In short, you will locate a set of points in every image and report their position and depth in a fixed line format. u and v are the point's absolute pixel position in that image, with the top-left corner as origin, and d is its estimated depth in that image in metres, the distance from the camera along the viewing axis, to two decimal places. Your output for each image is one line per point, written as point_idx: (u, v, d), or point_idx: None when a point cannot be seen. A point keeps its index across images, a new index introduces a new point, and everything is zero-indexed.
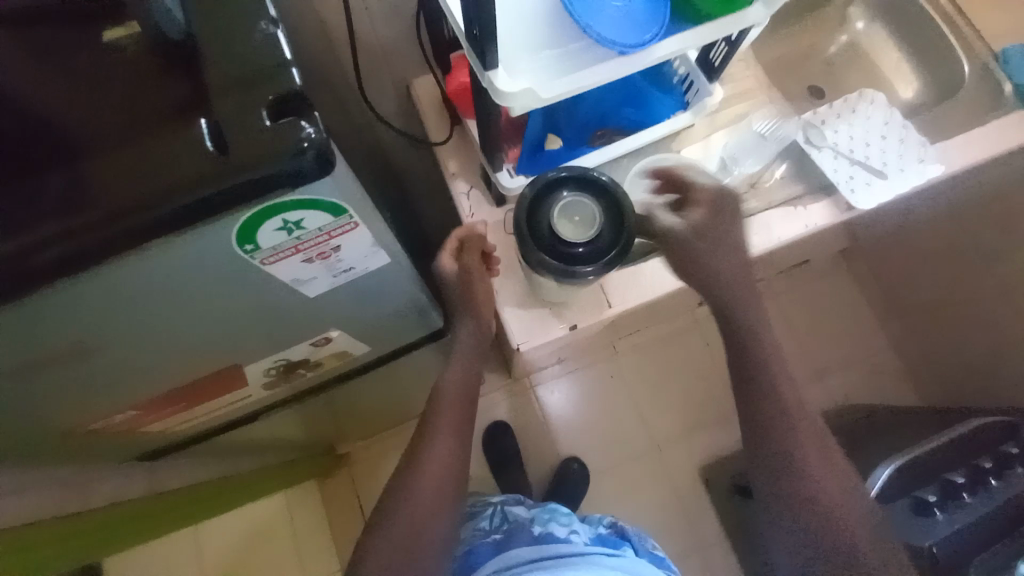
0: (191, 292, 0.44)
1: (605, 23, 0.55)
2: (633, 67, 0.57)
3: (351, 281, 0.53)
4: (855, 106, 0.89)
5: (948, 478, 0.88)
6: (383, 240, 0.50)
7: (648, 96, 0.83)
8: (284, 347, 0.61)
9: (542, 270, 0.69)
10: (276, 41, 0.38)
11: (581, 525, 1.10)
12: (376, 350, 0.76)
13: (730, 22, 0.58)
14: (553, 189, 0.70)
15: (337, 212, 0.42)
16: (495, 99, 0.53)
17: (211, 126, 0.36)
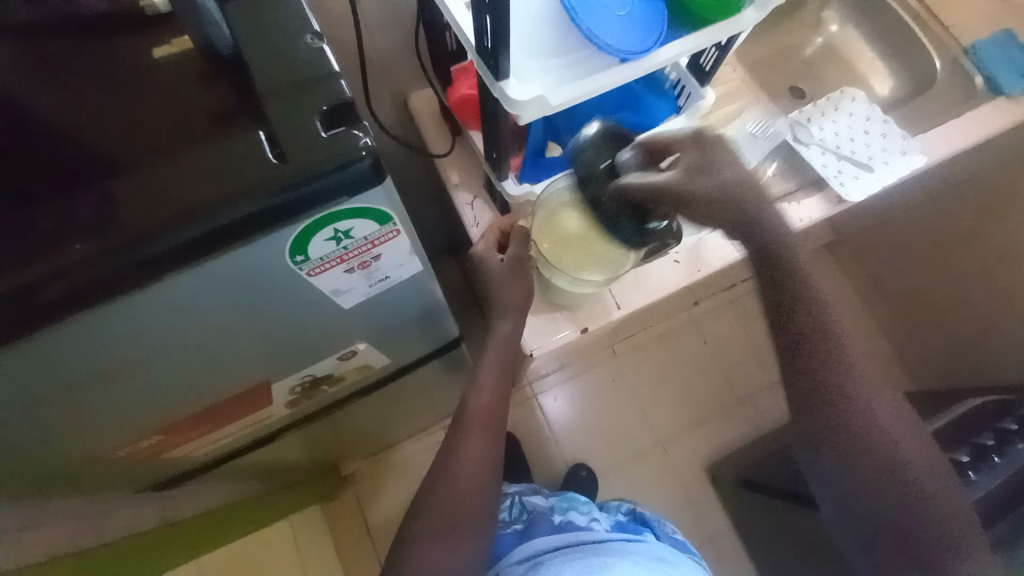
0: (233, 308, 0.45)
1: (608, 29, 0.57)
2: (636, 73, 0.58)
3: (384, 289, 0.54)
4: (839, 103, 0.93)
5: (954, 457, 0.91)
6: (418, 248, 0.51)
7: (643, 99, 0.83)
8: (311, 361, 0.61)
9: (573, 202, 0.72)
10: (322, 53, 0.39)
11: (600, 512, 1.13)
12: (395, 361, 0.77)
13: (724, 26, 0.61)
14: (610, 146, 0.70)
15: (382, 219, 0.43)
16: (507, 108, 0.54)
17: (268, 137, 0.38)
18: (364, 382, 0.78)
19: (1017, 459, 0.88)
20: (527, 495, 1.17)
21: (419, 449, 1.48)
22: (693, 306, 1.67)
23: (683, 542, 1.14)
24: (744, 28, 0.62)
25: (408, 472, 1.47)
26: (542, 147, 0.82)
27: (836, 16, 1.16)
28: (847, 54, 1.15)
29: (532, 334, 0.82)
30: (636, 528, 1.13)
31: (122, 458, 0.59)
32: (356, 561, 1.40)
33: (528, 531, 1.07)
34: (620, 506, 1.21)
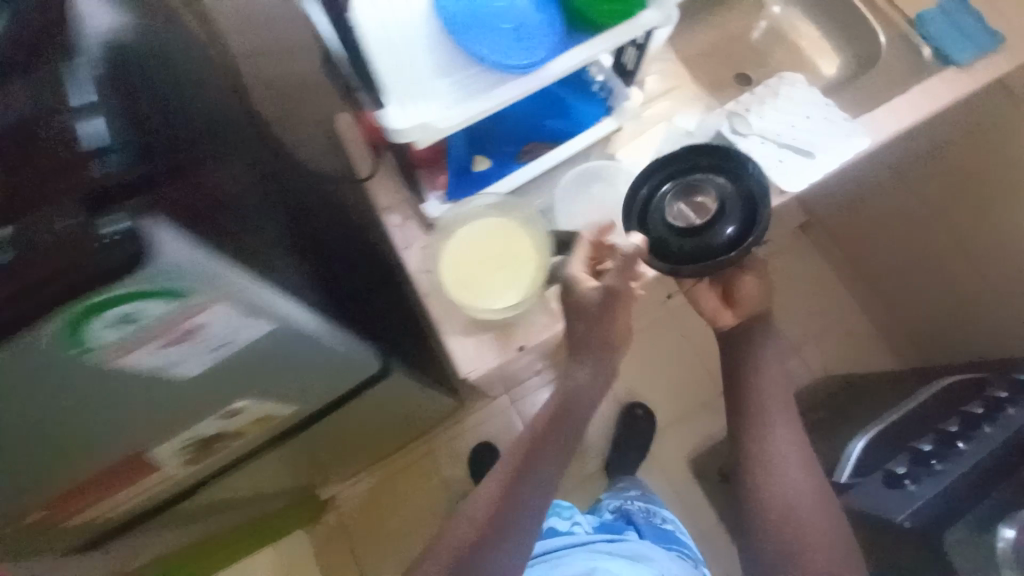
0: (52, 396, 0.44)
1: (493, 44, 0.54)
2: (529, 87, 0.56)
3: (235, 354, 0.50)
4: (778, 88, 0.89)
5: (916, 446, 0.88)
6: (263, 308, 0.47)
7: (569, 104, 0.81)
8: (191, 423, 0.58)
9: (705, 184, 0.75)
10: (92, 134, 0.38)
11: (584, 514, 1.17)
12: (316, 401, 0.73)
13: (624, 29, 0.58)
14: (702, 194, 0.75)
15: (175, 296, 0.39)
16: (388, 135, 0.52)
17: (21, 229, 0.35)
18: (282, 426, 0.76)
19: (982, 444, 0.83)
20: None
21: (400, 469, 1.47)
22: (669, 299, 1.64)
23: (671, 533, 1.17)
24: (646, 28, 0.59)
25: (391, 492, 1.46)
26: (467, 162, 0.80)
27: None
28: (792, 36, 1.11)
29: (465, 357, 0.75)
30: (621, 527, 1.17)
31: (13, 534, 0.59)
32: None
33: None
34: (610, 502, 1.27)
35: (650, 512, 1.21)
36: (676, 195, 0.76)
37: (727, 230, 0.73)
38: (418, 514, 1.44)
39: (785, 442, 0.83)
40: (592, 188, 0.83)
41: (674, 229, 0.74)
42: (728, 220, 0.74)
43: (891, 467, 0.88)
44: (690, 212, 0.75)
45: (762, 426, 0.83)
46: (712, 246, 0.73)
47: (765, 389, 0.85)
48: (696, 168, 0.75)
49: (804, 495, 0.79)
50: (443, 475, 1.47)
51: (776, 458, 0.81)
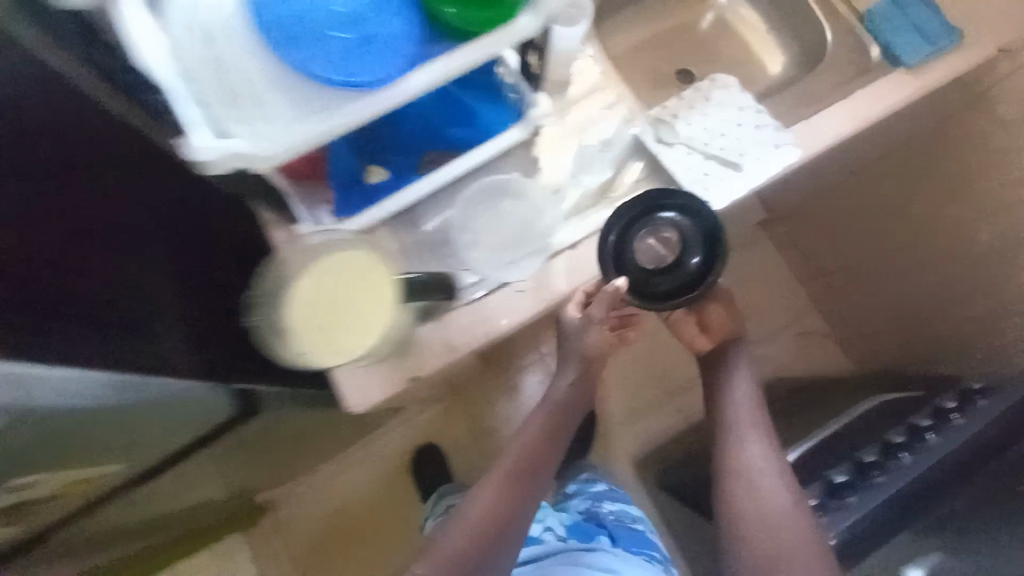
0: None
1: (334, 56, 0.47)
2: (378, 107, 0.48)
3: None
4: (708, 92, 0.82)
5: (861, 459, 0.84)
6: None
7: (474, 110, 0.73)
8: None
9: (666, 223, 0.69)
10: None
11: (558, 515, 1.16)
12: None
13: (495, 38, 0.50)
14: (664, 226, 0.70)
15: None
16: (201, 168, 0.45)
17: None
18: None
19: (931, 453, 0.76)
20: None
21: (341, 475, 1.43)
22: None
23: (642, 534, 1.12)
24: (523, 36, 0.51)
25: (332, 499, 1.43)
26: (359, 174, 0.71)
27: None
28: (739, 28, 1.03)
29: (353, 390, 0.69)
30: (591, 529, 1.12)
31: None
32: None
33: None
34: (581, 502, 1.20)
35: (620, 512, 1.17)
36: (641, 232, 0.70)
37: (694, 264, 0.68)
38: (362, 519, 1.42)
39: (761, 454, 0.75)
40: (500, 206, 0.78)
41: (644, 270, 0.69)
42: (693, 250, 0.68)
43: (833, 477, 0.84)
44: (657, 245, 0.69)
45: (739, 442, 0.76)
46: (680, 285, 0.68)
47: (737, 404, 0.78)
48: (668, 204, 0.70)
49: (781, 518, 0.70)
50: (386, 480, 1.44)
51: (753, 477, 0.73)
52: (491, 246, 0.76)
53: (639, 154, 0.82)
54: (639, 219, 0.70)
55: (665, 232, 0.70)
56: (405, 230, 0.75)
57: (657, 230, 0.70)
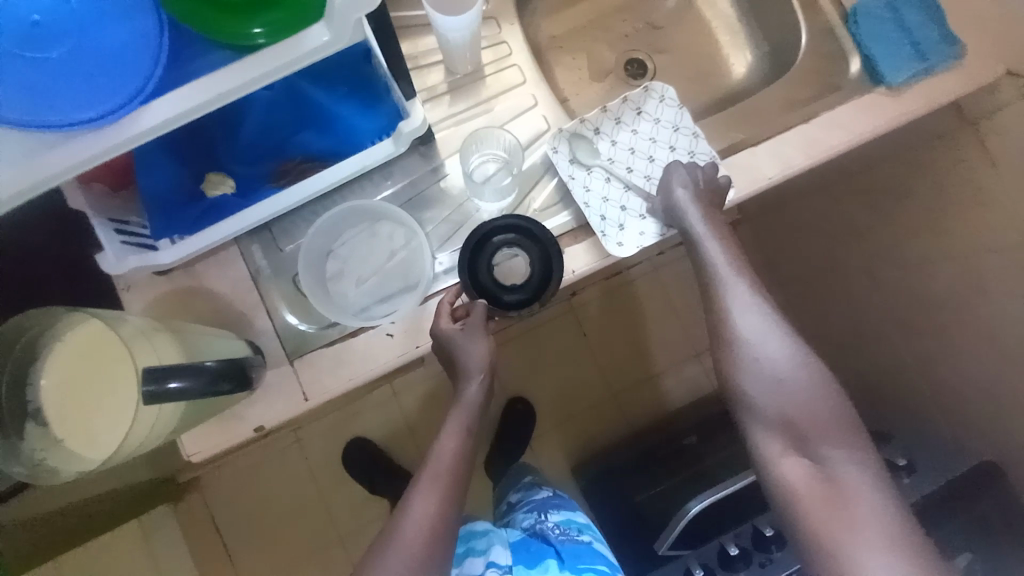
0: None
1: (37, 83, 0.35)
2: (110, 150, 0.37)
3: None
4: (640, 104, 0.68)
5: (759, 527, 0.84)
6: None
7: (336, 114, 0.61)
8: None
9: (514, 240, 0.65)
10: None
11: (502, 535, 0.82)
12: None
13: (273, 56, 0.38)
14: (513, 243, 0.65)
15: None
16: None
17: None
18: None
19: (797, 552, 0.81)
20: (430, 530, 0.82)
21: (267, 456, 1.42)
22: (572, 295, 1.44)
23: (589, 548, 0.79)
24: (318, 53, 0.39)
25: (257, 480, 1.42)
26: (191, 186, 0.59)
27: None
28: (705, 14, 0.86)
29: (189, 440, 0.62)
30: (536, 551, 0.79)
31: None
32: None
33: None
34: (524, 518, 0.88)
35: (565, 522, 0.83)
36: (491, 252, 0.65)
37: (535, 282, 0.64)
38: (288, 501, 1.42)
39: (748, 299, 0.59)
40: (367, 231, 0.66)
41: (496, 283, 0.65)
42: (534, 269, 0.64)
43: (726, 545, 0.84)
44: (508, 261, 0.65)
45: (723, 292, 0.60)
46: (521, 300, 0.64)
47: (717, 241, 0.62)
48: (519, 221, 0.65)
49: (789, 380, 0.56)
50: (312, 464, 1.43)
51: (745, 333, 0.58)
52: (359, 274, 0.67)
53: (551, 172, 0.69)
54: (490, 231, 0.65)
55: (513, 248, 0.65)
56: (261, 250, 0.65)
57: (505, 246, 0.65)
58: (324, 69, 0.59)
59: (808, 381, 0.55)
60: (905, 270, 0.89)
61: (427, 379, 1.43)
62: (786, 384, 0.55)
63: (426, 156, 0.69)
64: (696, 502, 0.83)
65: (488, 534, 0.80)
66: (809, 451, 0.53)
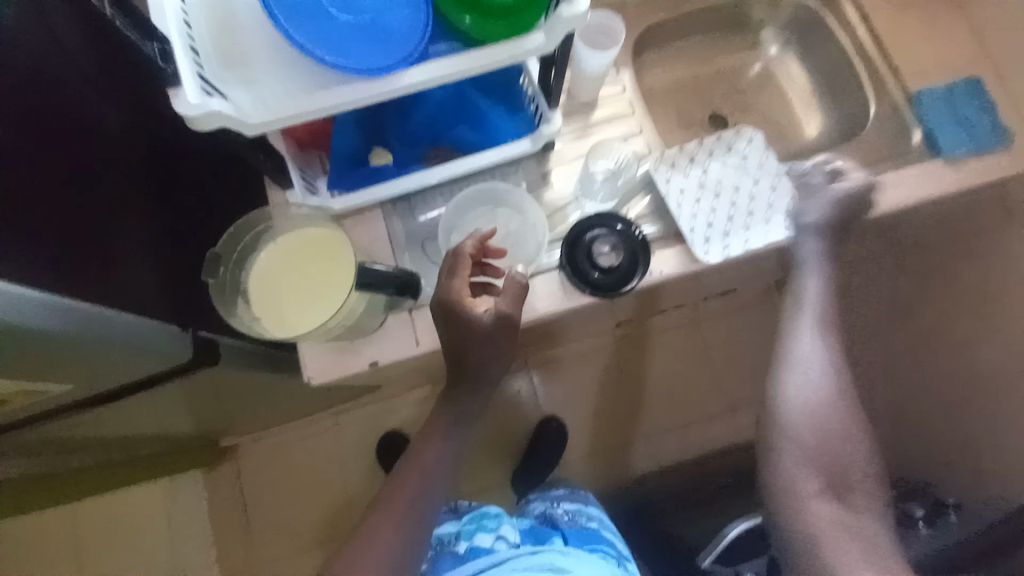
0: None
1: (337, 42, 0.48)
2: (371, 96, 0.48)
3: None
4: (732, 143, 0.81)
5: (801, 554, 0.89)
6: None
7: (487, 113, 0.73)
8: None
9: (603, 232, 0.74)
10: None
11: (512, 520, 0.95)
12: (92, 387, 0.58)
13: (500, 50, 0.50)
14: (604, 231, 0.74)
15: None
16: (188, 123, 0.45)
17: None
18: (68, 399, 0.59)
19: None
20: (436, 522, 0.95)
21: (303, 436, 1.46)
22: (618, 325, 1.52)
23: (595, 533, 0.94)
24: (533, 52, 0.50)
25: (291, 457, 1.45)
26: (361, 153, 0.72)
27: (777, 36, 1.00)
28: (782, 84, 1.01)
29: (313, 361, 0.70)
30: (543, 533, 0.94)
31: None
32: (228, 545, 1.41)
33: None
34: (537, 506, 1.05)
35: (575, 512, 0.99)
36: (587, 240, 0.74)
37: (621, 265, 0.73)
38: (314, 484, 1.44)
39: (811, 355, 0.71)
40: (484, 211, 0.77)
41: (589, 264, 0.73)
42: (620, 254, 0.73)
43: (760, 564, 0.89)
44: (608, 257, 0.73)
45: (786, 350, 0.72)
46: (608, 281, 0.72)
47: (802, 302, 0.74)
48: (614, 219, 0.75)
49: (822, 433, 0.66)
50: (345, 451, 1.46)
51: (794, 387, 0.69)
52: None
53: (647, 188, 0.80)
54: (586, 222, 0.75)
55: (603, 238, 0.74)
56: (399, 216, 0.77)
57: (597, 236, 0.74)
58: (485, 77, 0.73)
59: (837, 442, 0.66)
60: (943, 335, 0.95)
61: None
62: (821, 428, 0.67)
63: (543, 161, 0.81)
64: (743, 523, 0.88)
65: (499, 515, 0.93)
66: (838, 493, 0.64)
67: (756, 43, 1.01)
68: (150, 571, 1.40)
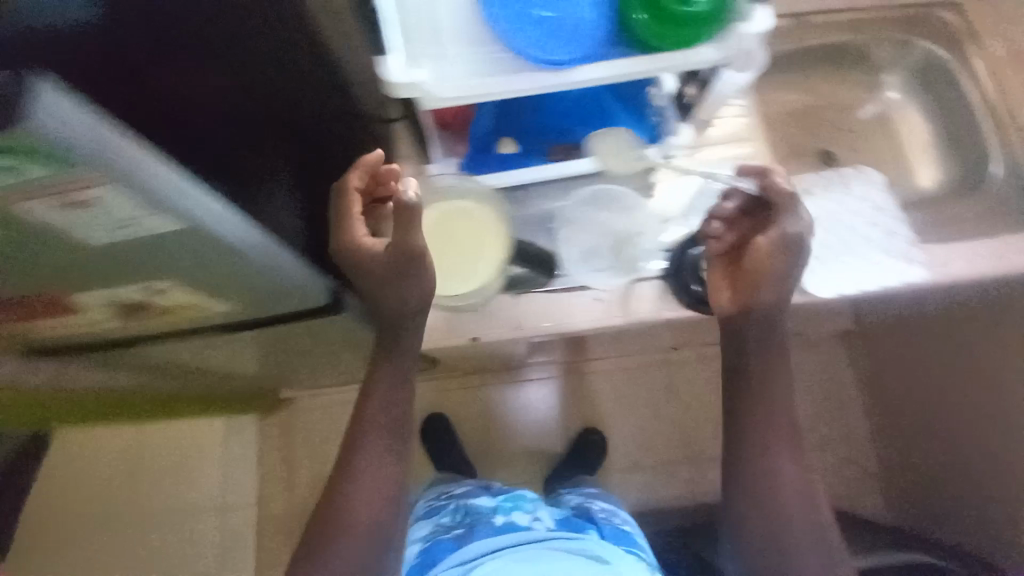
0: None
1: (526, 32, 0.51)
2: (548, 86, 0.51)
3: (62, 245, 0.39)
4: (851, 181, 0.84)
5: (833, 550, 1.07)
6: (167, 203, 0.38)
7: (616, 118, 0.76)
8: (77, 302, 0.50)
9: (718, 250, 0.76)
10: (48, 100, 0.29)
11: (547, 508, 0.99)
12: (247, 313, 0.64)
13: (675, 57, 0.52)
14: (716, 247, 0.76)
15: (65, 161, 0.31)
16: (389, 89, 0.49)
17: None
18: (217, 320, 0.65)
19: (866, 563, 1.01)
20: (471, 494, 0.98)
21: (354, 400, 1.52)
22: (674, 348, 1.51)
23: (629, 534, 0.95)
24: (698, 65, 0.52)
25: (339, 419, 1.51)
26: (492, 140, 0.77)
27: (899, 82, 0.99)
28: (898, 130, 1.00)
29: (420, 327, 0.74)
30: (578, 523, 0.96)
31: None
32: (272, 490, 1.48)
33: (464, 541, 0.90)
34: (574, 498, 1.07)
35: (610, 511, 1.01)
36: (694, 254, 0.76)
37: (727, 285, 0.75)
38: None
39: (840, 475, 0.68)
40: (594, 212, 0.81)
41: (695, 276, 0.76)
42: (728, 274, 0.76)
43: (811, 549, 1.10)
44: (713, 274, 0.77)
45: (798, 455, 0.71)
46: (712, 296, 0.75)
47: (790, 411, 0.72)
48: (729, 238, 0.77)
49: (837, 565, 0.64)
50: None
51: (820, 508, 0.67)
52: (586, 251, 0.79)
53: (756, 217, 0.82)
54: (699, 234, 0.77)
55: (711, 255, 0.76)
56: (514, 203, 0.81)
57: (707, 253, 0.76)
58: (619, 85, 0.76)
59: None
60: (1013, 411, 0.92)
61: (518, 380, 1.50)
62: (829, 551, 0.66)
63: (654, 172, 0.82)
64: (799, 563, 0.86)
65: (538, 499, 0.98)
66: None
67: (878, 87, 1.01)
68: (195, 500, 1.48)
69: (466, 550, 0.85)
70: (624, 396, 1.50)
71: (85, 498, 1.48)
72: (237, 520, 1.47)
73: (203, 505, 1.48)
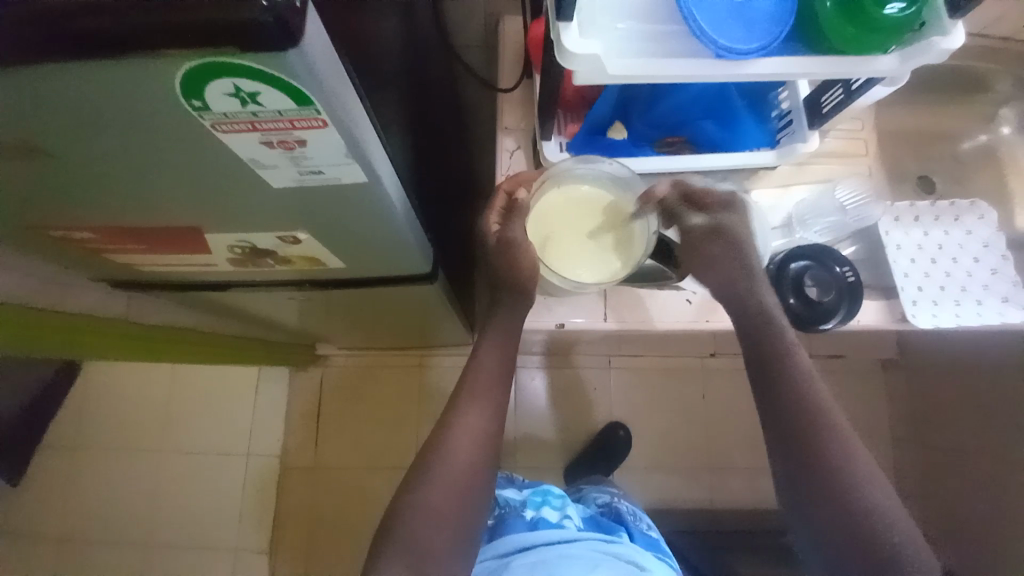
0: (82, 178, 0.41)
1: (707, 12, 0.48)
2: (719, 75, 0.49)
3: (244, 176, 0.40)
4: (961, 214, 0.79)
5: None
6: (358, 151, 0.38)
7: (738, 118, 0.73)
8: (216, 236, 0.50)
9: (822, 267, 0.74)
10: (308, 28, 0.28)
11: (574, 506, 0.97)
12: (353, 272, 0.63)
13: (852, 62, 0.50)
14: (821, 266, 0.74)
15: (299, 98, 0.32)
16: (559, 55, 0.47)
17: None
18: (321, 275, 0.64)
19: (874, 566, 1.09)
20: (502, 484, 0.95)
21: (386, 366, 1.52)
22: (711, 356, 1.49)
23: (657, 541, 0.95)
24: (873, 73, 0.51)
25: (369, 383, 1.51)
26: (605, 124, 0.73)
27: (1015, 117, 0.97)
28: (1003, 168, 0.96)
29: None
30: (608, 526, 0.95)
31: (58, 245, 0.57)
32: (293, 444, 1.48)
33: (495, 534, 0.88)
34: (598, 496, 1.07)
35: (637, 515, 1.01)
36: (797, 268, 0.75)
37: (826, 305, 0.73)
38: (382, 415, 1.49)
39: None
40: None
41: (793, 288, 0.74)
42: (828, 294, 0.73)
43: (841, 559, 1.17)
44: (816, 290, 0.74)
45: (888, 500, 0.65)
46: (807, 313, 0.73)
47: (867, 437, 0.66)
48: (837, 259, 0.74)
49: None
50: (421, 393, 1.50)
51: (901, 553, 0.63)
52: None
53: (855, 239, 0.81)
54: (804, 248, 0.76)
55: (815, 272, 0.74)
56: None
57: (810, 268, 0.74)
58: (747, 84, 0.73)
59: None
60: None
61: (552, 367, 1.49)
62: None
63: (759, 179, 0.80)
64: None
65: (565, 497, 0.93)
66: None
67: (989, 121, 0.97)
68: (216, 442, 1.49)
69: (498, 544, 0.83)
70: (655, 398, 1.48)
71: (112, 423, 1.49)
72: (255, 467, 1.47)
73: (223, 447, 1.48)
